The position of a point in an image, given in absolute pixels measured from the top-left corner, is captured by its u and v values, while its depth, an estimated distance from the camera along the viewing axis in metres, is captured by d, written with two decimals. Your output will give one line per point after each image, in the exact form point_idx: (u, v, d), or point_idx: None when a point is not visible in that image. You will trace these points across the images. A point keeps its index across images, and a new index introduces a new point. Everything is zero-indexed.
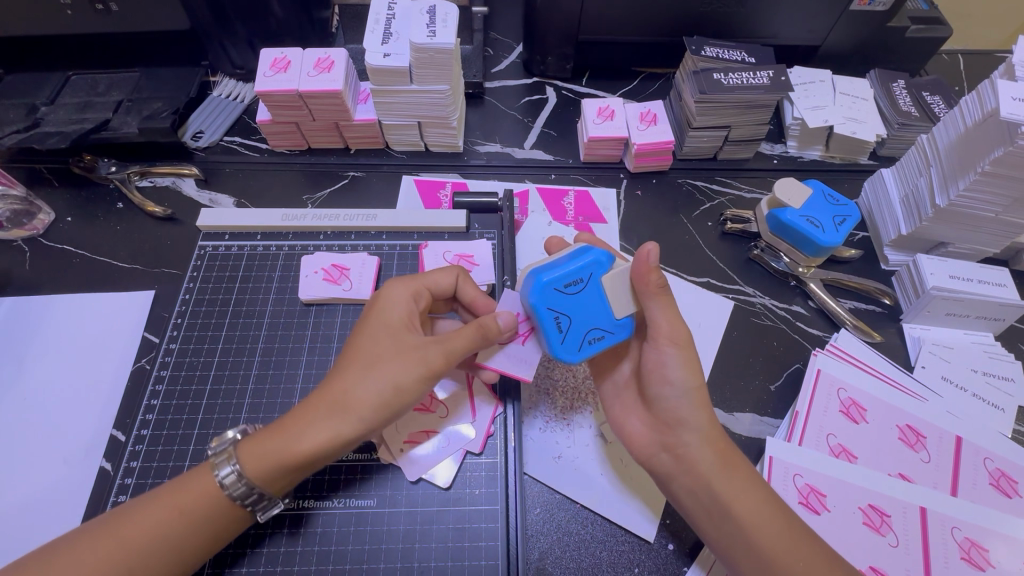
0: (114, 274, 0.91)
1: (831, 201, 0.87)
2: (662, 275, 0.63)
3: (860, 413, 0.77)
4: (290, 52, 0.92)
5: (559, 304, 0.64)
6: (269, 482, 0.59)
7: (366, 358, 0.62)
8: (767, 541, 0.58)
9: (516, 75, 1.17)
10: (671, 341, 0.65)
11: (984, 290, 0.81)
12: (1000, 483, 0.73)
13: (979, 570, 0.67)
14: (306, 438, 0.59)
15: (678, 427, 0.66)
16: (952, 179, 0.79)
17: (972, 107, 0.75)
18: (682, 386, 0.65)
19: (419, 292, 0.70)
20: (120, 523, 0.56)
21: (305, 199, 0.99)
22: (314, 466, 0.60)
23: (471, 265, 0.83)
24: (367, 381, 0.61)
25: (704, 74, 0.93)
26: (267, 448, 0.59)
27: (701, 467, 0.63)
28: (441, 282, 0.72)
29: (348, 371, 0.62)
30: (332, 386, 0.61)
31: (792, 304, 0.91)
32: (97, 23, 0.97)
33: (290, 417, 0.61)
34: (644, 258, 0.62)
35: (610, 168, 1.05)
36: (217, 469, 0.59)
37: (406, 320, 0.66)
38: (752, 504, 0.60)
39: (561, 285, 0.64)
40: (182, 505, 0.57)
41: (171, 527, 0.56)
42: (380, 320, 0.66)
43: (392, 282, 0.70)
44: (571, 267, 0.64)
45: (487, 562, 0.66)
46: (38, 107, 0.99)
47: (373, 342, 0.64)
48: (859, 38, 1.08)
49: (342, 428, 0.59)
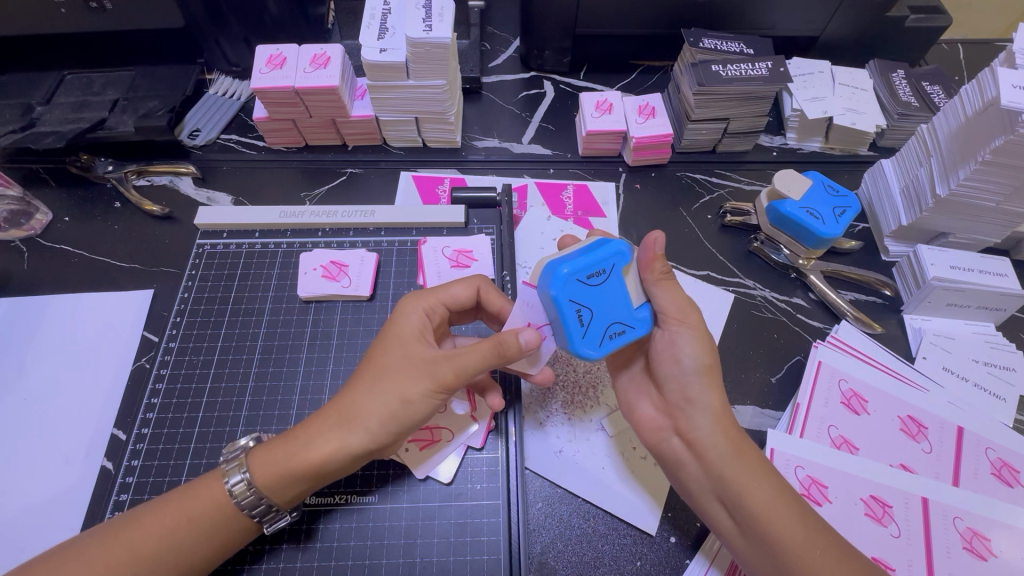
0: (112, 274, 0.90)
1: (831, 191, 0.87)
2: (667, 262, 0.64)
3: (861, 404, 0.77)
4: (285, 47, 0.91)
5: (582, 296, 0.60)
6: (278, 492, 0.59)
7: (376, 369, 0.62)
8: (778, 525, 0.58)
9: (514, 69, 1.17)
10: (684, 321, 0.65)
11: (986, 280, 0.81)
12: (1001, 473, 0.73)
13: (981, 560, 0.67)
14: (315, 447, 0.59)
15: (688, 408, 0.66)
16: (952, 169, 0.79)
17: (972, 96, 0.74)
18: (696, 366, 0.66)
19: (433, 306, 0.69)
20: (128, 531, 0.56)
21: (304, 196, 0.98)
22: (320, 478, 0.60)
23: (469, 261, 0.84)
24: (374, 392, 0.60)
25: (702, 66, 0.92)
26: (277, 456, 0.59)
27: (711, 452, 0.63)
28: (460, 296, 0.70)
29: (359, 382, 0.62)
30: (342, 396, 0.62)
31: (792, 296, 0.91)
32: (92, 22, 0.96)
33: (301, 426, 0.61)
34: (649, 246, 0.63)
35: (609, 162, 1.04)
36: (228, 477, 0.59)
37: (420, 334, 0.65)
38: (764, 489, 0.60)
39: (582, 275, 0.60)
40: (191, 513, 0.57)
41: (181, 535, 0.56)
42: (394, 332, 0.66)
43: (404, 299, 0.69)
44: (593, 257, 0.61)
45: (490, 556, 0.66)
46: (33, 107, 0.98)
47: (384, 355, 0.64)
48: (858, 28, 1.07)
49: (349, 439, 0.59)
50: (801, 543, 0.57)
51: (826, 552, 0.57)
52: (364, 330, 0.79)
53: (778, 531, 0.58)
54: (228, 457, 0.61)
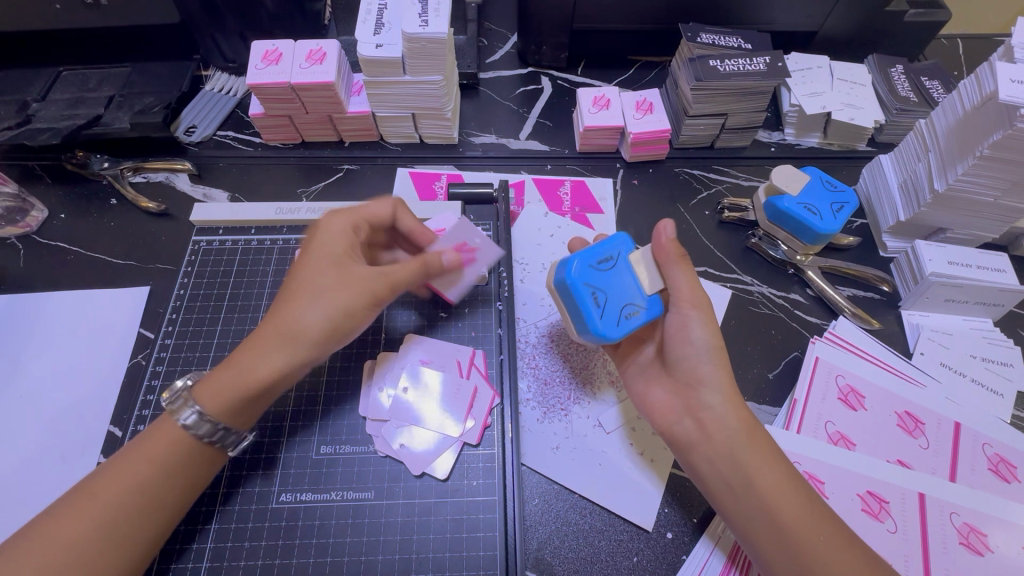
0: (109, 271, 0.90)
1: (829, 187, 0.87)
2: (680, 246, 0.68)
3: (859, 400, 0.77)
4: (281, 43, 0.91)
5: (593, 279, 0.67)
6: (233, 418, 0.61)
7: (308, 285, 0.64)
8: (785, 508, 0.59)
9: (511, 65, 1.16)
10: (695, 304, 0.67)
11: (983, 275, 0.81)
12: (999, 469, 0.73)
13: (977, 555, 0.67)
14: (259, 367, 0.60)
15: (699, 387, 0.67)
16: (950, 164, 0.78)
17: (971, 90, 0.74)
18: (706, 346, 0.67)
19: (356, 222, 0.72)
20: (91, 484, 0.57)
21: (300, 193, 0.98)
22: (274, 391, 0.63)
23: (439, 234, 0.81)
24: (311, 305, 0.63)
25: (700, 61, 0.91)
26: (220, 384, 0.60)
27: (723, 430, 0.64)
28: (378, 212, 0.74)
29: (294, 303, 0.63)
30: (279, 322, 0.62)
31: (790, 292, 0.90)
32: (86, 18, 0.96)
33: (241, 351, 0.62)
34: (660, 232, 0.69)
35: (607, 158, 1.04)
36: (179, 414, 0.60)
37: (350, 252, 0.68)
38: (773, 471, 0.61)
39: (594, 263, 0.67)
40: (149, 453, 0.59)
41: (143, 476, 0.57)
42: (323, 251, 0.67)
43: (330, 215, 0.72)
44: (601, 245, 0.69)
45: (486, 552, 0.66)
46: (29, 104, 0.98)
47: (317, 272, 0.65)
48: (858, 23, 1.06)
49: (294, 354, 0.61)
50: (805, 525, 0.58)
51: (827, 535, 0.57)
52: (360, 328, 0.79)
53: (784, 512, 0.59)
54: (171, 402, 0.61)
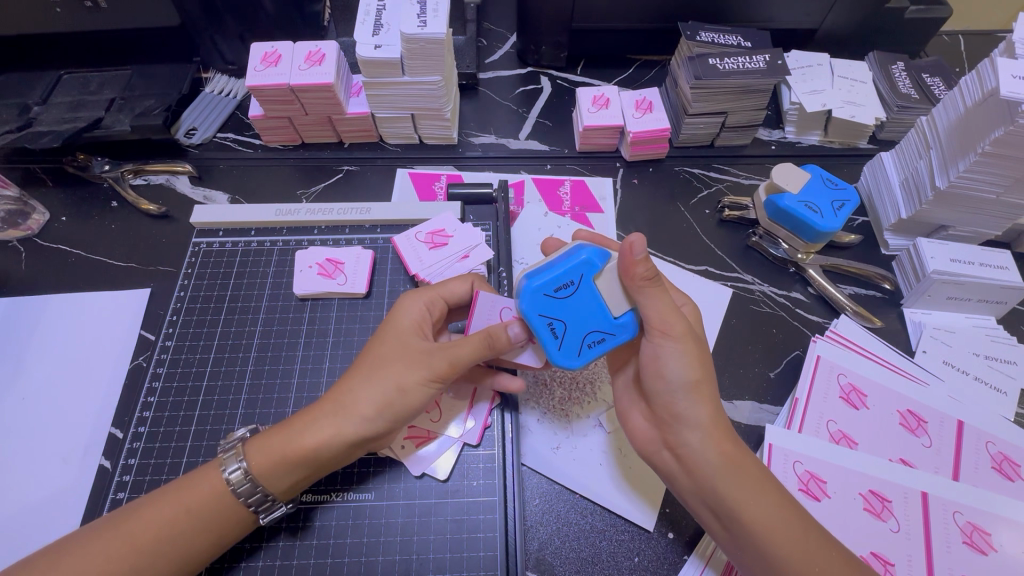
0: (110, 273, 0.90)
1: (830, 185, 0.87)
2: (651, 265, 0.59)
3: (860, 399, 0.77)
4: (280, 45, 0.91)
5: (550, 310, 0.61)
6: (273, 481, 0.60)
7: (374, 359, 0.65)
8: (777, 543, 0.57)
9: (510, 65, 1.16)
10: (667, 332, 0.62)
11: (985, 273, 0.80)
12: (1002, 467, 0.72)
13: (980, 554, 0.66)
14: (310, 434, 0.60)
15: (677, 424, 0.63)
16: (952, 161, 0.78)
17: (972, 87, 0.74)
18: (682, 381, 0.63)
19: (433, 301, 0.70)
20: (127, 520, 0.57)
21: (300, 194, 0.98)
22: (321, 464, 0.61)
23: (445, 239, 0.83)
24: (371, 380, 0.62)
25: (700, 59, 0.91)
26: (272, 444, 0.61)
27: (703, 469, 0.61)
28: (456, 291, 0.72)
29: (355, 373, 0.64)
30: (339, 391, 0.63)
31: (791, 291, 0.90)
32: (87, 21, 0.96)
33: (298, 416, 0.63)
34: (628, 251, 0.59)
35: (606, 157, 1.04)
36: (225, 466, 0.60)
37: (417, 327, 0.67)
38: (762, 506, 0.58)
39: (552, 290, 0.61)
40: (188, 504, 0.58)
41: (177, 528, 0.57)
42: (394, 327, 0.67)
43: (408, 292, 0.72)
44: (564, 267, 0.61)
45: (487, 553, 0.66)
46: (30, 107, 0.98)
47: (381, 344, 0.66)
48: (859, 20, 1.06)
49: (342, 425, 0.61)
50: (799, 559, 0.56)
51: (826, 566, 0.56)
52: (360, 328, 0.79)
53: (775, 548, 0.57)
54: (227, 448, 0.62)
